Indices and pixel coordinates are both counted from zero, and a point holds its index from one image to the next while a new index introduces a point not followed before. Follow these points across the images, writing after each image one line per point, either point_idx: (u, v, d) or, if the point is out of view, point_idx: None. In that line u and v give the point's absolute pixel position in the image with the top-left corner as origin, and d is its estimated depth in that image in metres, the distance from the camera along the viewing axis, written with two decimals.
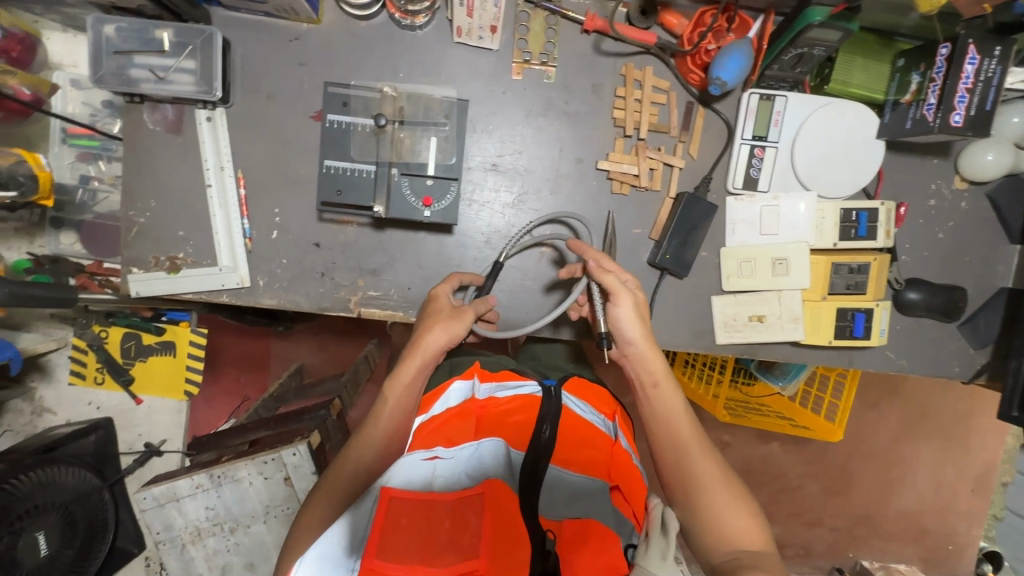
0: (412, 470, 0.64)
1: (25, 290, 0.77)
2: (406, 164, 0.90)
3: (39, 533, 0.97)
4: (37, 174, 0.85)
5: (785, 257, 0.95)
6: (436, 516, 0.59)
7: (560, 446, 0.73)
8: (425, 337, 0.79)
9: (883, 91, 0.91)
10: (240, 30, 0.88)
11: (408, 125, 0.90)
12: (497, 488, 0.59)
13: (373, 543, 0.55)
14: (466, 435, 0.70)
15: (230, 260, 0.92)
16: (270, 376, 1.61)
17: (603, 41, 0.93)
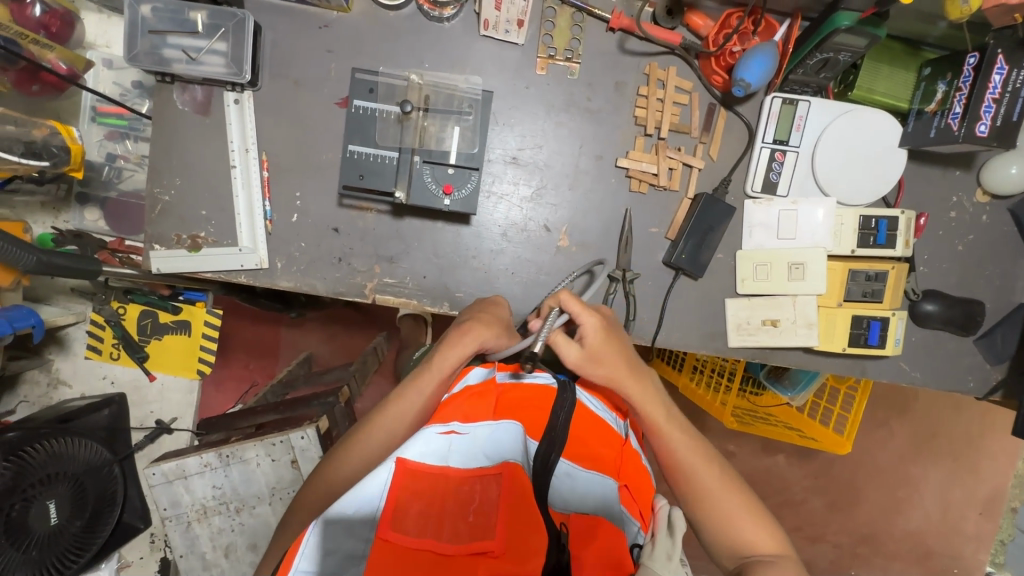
0: (429, 442, 0.64)
1: (50, 258, 0.80)
2: (428, 153, 0.90)
3: (51, 502, 0.99)
4: (70, 146, 0.87)
5: (802, 262, 0.95)
6: (450, 493, 0.60)
7: (574, 439, 0.71)
8: (474, 328, 0.75)
9: (908, 100, 0.91)
10: (272, 15, 0.90)
11: (432, 115, 0.91)
12: (514, 472, 0.60)
13: (388, 514, 0.57)
14: (484, 414, 0.67)
15: (250, 242, 0.94)
16: (279, 363, 1.63)
17: (628, 39, 0.94)
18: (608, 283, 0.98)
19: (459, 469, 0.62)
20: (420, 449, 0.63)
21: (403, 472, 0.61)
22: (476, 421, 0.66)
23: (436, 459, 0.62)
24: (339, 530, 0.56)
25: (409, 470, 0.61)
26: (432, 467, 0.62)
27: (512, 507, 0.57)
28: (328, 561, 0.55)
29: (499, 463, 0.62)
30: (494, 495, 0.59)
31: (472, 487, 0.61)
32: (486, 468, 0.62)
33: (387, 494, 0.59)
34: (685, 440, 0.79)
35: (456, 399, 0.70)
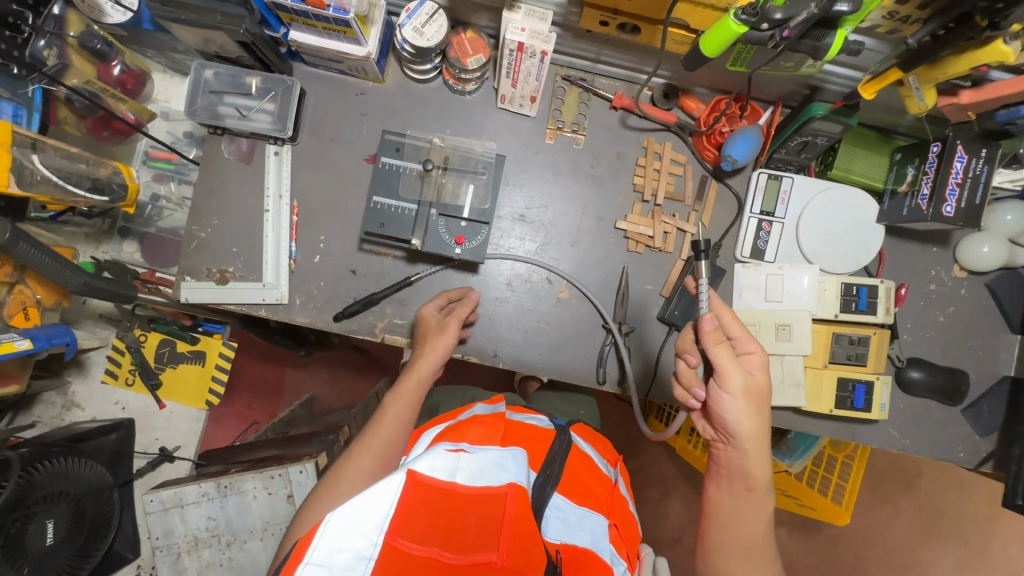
0: (438, 457, 0.67)
1: (96, 282, 0.87)
2: (444, 206, 0.99)
3: (49, 521, 0.98)
4: (128, 184, 0.94)
5: (789, 323, 0.99)
6: (456, 506, 0.63)
7: (568, 476, 0.78)
8: (435, 342, 0.88)
9: (882, 180, 1.00)
10: (316, 83, 1.02)
11: (452, 174, 1.01)
12: (520, 496, 0.64)
13: (398, 521, 0.59)
14: (493, 442, 0.73)
15: (274, 279, 1.01)
16: (281, 403, 1.65)
17: (628, 117, 1.05)
18: (605, 335, 1.03)
19: (465, 486, 0.65)
20: (430, 462, 0.65)
21: (413, 482, 0.62)
22: (483, 446, 0.72)
23: (445, 473, 0.65)
24: (349, 529, 0.57)
25: (418, 481, 0.63)
26: (438, 481, 0.64)
27: (519, 528, 0.62)
28: (339, 557, 0.56)
29: (504, 484, 0.66)
30: (500, 515, 0.63)
31: (479, 504, 0.64)
32: (493, 488, 0.66)
33: (398, 503, 0.60)
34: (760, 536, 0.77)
35: (473, 424, 0.77)
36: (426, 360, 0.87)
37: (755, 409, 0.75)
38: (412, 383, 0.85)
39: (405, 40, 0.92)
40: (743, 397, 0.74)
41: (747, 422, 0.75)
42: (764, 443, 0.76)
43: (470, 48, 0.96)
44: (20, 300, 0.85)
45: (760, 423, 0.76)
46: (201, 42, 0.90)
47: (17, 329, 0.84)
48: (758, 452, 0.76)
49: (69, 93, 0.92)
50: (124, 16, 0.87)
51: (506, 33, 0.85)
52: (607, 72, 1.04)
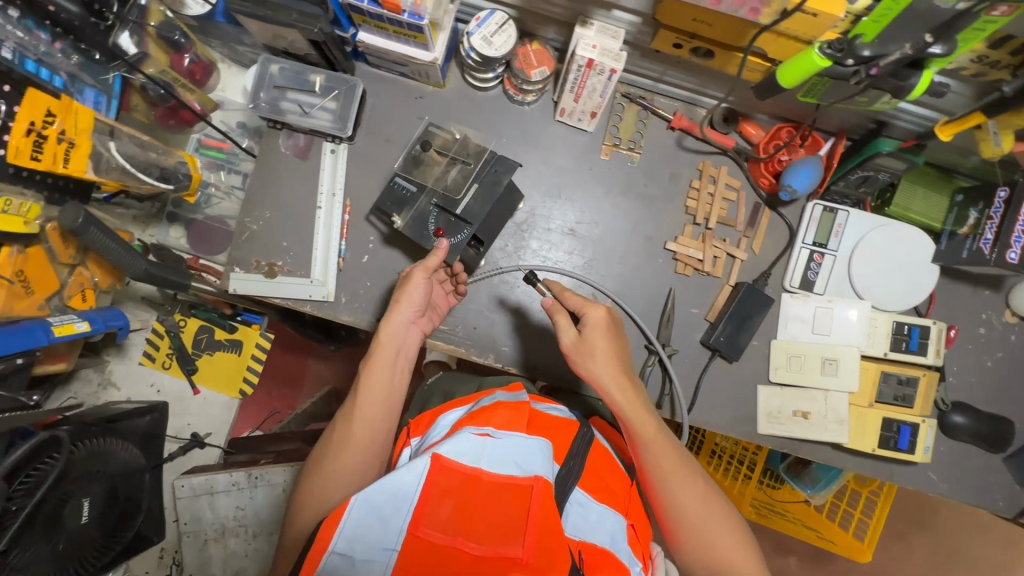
0: (463, 441, 0.67)
1: (159, 272, 0.89)
2: (444, 198, 0.96)
3: (85, 500, 0.98)
4: (193, 176, 0.95)
5: (836, 357, 0.99)
6: (479, 495, 0.65)
7: (589, 470, 0.77)
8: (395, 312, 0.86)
9: (941, 221, 0.99)
10: (376, 83, 1.03)
11: (462, 169, 0.99)
12: (544, 491, 0.65)
13: (421, 512, 0.62)
14: (519, 428, 0.72)
15: (321, 276, 1.01)
16: (302, 394, 1.64)
17: (685, 138, 1.05)
18: (646, 355, 1.02)
19: (490, 473, 0.67)
20: (455, 447, 0.67)
21: (437, 468, 0.65)
22: (509, 431, 0.71)
23: (470, 459, 0.66)
24: (373, 517, 0.61)
25: (442, 466, 0.65)
26: (462, 465, 0.66)
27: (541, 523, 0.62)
28: (362, 545, 0.60)
29: (531, 476, 0.67)
30: (524, 508, 0.64)
31: (504, 493, 0.66)
32: (519, 479, 0.67)
33: (421, 491, 0.63)
34: (673, 458, 0.82)
35: (498, 406, 0.75)
36: (391, 336, 0.85)
37: (606, 358, 0.84)
38: (388, 365, 0.84)
39: (472, 48, 0.92)
40: (582, 357, 0.85)
41: (596, 370, 0.83)
42: (621, 385, 0.83)
43: (536, 60, 0.95)
44: (80, 281, 0.84)
45: (611, 373, 0.83)
46: (270, 37, 0.90)
47: (73, 310, 0.84)
48: (622, 396, 0.83)
49: (145, 83, 0.92)
50: (202, 8, 0.88)
51: (577, 49, 0.85)
52: (667, 92, 1.03)
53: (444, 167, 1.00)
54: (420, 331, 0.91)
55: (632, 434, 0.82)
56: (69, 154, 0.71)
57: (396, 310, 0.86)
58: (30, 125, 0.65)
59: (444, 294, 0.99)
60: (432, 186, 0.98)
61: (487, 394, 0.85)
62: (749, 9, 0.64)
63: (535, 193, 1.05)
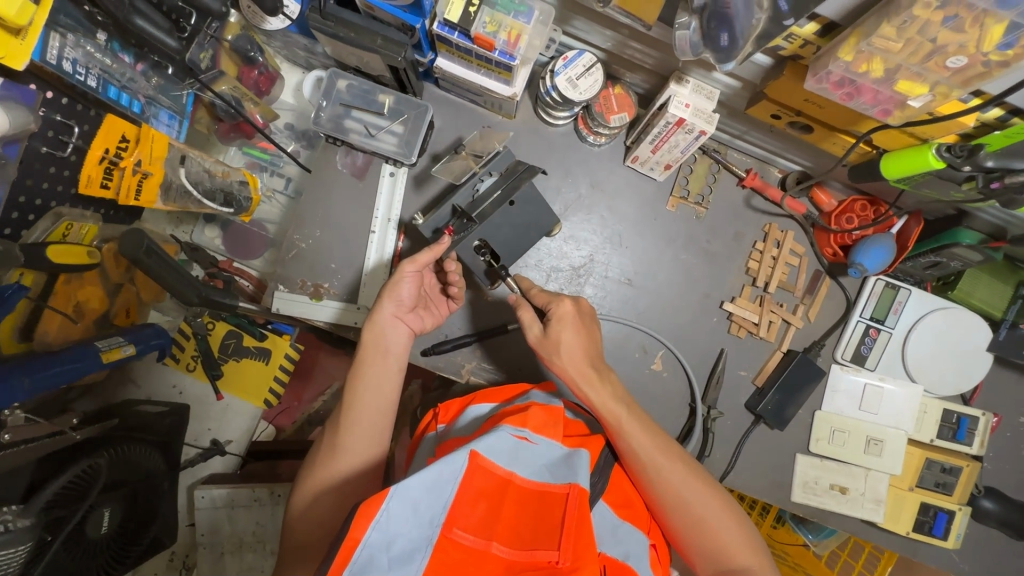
0: (500, 441, 0.65)
1: (211, 296, 0.87)
2: (467, 201, 0.85)
3: (106, 511, 0.93)
4: (254, 198, 0.91)
5: (881, 438, 0.99)
6: (511, 500, 0.62)
7: (612, 486, 0.76)
8: (377, 311, 0.80)
9: (1002, 310, 0.98)
10: (444, 107, 0.98)
11: (502, 176, 0.86)
12: (582, 498, 0.62)
13: (456, 512, 0.58)
14: (554, 433, 0.72)
15: (367, 303, 0.97)
16: (308, 388, 1.51)
17: (753, 197, 1.02)
18: (690, 414, 1.01)
19: (524, 479, 0.64)
20: (491, 446, 0.64)
21: (474, 467, 0.61)
22: (546, 437, 0.70)
23: (505, 461, 0.64)
24: (409, 512, 0.56)
25: (479, 465, 0.62)
26: (498, 468, 0.63)
27: (576, 530, 0.59)
28: (396, 545, 0.54)
29: (566, 484, 0.64)
30: (558, 514, 0.61)
31: (538, 500, 0.63)
32: (553, 487, 0.64)
33: (458, 487, 0.59)
34: (654, 445, 0.76)
35: (531, 407, 0.75)
36: (376, 331, 0.80)
37: (575, 349, 0.79)
38: (376, 368, 0.78)
39: (554, 88, 0.88)
40: (546, 351, 0.81)
41: (564, 357, 0.79)
42: (588, 371, 0.79)
43: (616, 105, 0.91)
44: (126, 301, 0.88)
45: (576, 363, 0.79)
46: (344, 55, 0.85)
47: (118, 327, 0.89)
48: (589, 384, 0.79)
49: (215, 98, 0.87)
50: (284, 24, 0.81)
51: (668, 105, 0.80)
52: (742, 148, 1.00)
53: (475, 176, 0.87)
54: (408, 328, 0.83)
55: (607, 423, 0.77)
56: (139, 185, 0.78)
57: (378, 306, 0.80)
58: (105, 152, 0.72)
59: (448, 304, 0.93)
60: (465, 189, 0.86)
61: (521, 392, 0.85)
62: (879, 109, 0.61)
63: (594, 237, 1.02)
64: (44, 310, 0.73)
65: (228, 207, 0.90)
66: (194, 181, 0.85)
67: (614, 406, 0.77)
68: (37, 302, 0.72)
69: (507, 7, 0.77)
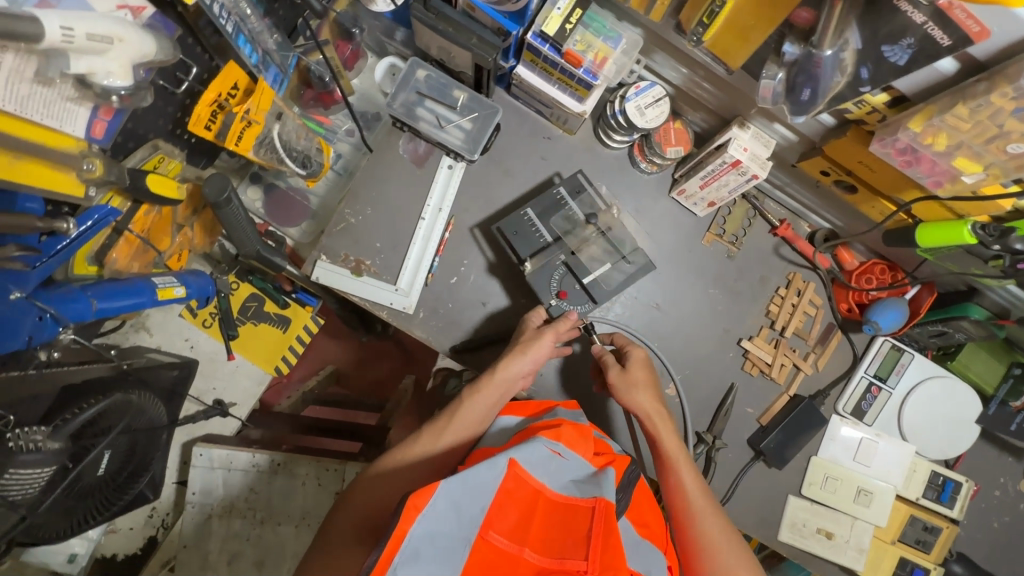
0: (535, 452, 0.65)
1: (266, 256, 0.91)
2: (576, 262, 0.97)
3: (107, 453, 0.91)
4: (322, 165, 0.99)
5: (871, 491, 1.04)
6: (541, 510, 0.62)
7: (632, 503, 0.76)
8: (513, 356, 0.87)
9: (993, 386, 1.05)
10: (510, 112, 1.03)
11: (603, 242, 1.00)
12: (609, 511, 0.60)
13: (491, 516, 0.58)
14: (583, 451, 0.71)
15: (407, 286, 0.99)
16: (301, 367, 1.53)
17: (782, 246, 1.08)
18: (695, 442, 1.05)
19: (555, 492, 0.63)
20: (528, 456, 0.64)
21: (512, 476, 0.61)
22: (577, 454, 0.70)
23: (538, 472, 0.64)
24: (452, 512, 0.57)
25: (515, 473, 0.62)
26: (532, 479, 0.63)
27: (604, 541, 0.57)
28: (439, 540, 0.56)
29: (593, 497, 0.62)
30: (585, 526, 0.59)
31: (566, 512, 0.61)
32: (579, 500, 0.62)
33: (495, 493, 0.60)
34: (698, 484, 0.83)
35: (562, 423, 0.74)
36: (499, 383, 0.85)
37: (648, 387, 0.91)
38: (483, 403, 0.83)
39: (623, 112, 0.93)
40: (623, 386, 0.91)
41: (640, 396, 0.90)
42: (655, 404, 0.90)
43: (674, 138, 0.97)
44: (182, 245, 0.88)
45: (652, 401, 0.90)
46: (433, 48, 0.89)
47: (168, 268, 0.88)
48: (658, 421, 0.89)
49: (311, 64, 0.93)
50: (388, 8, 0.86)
51: (728, 146, 0.86)
52: (780, 199, 1.07)
53: (584, 231, 0.99)
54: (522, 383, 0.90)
55: (664, 455, 0.86)
56: (242, 133, 0.74)
57: (511, 362, 0.86)
58: (218, 96, 0.70)
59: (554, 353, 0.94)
60: (565, 244, 0.97)
61: (545, 409, 0.85)
62: (932, 180, 0.68)
63: None
64: (120, 236, 0.76)
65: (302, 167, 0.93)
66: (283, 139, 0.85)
67: (670, 443, 0.87)
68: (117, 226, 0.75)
69: (599, 31, 0.83)
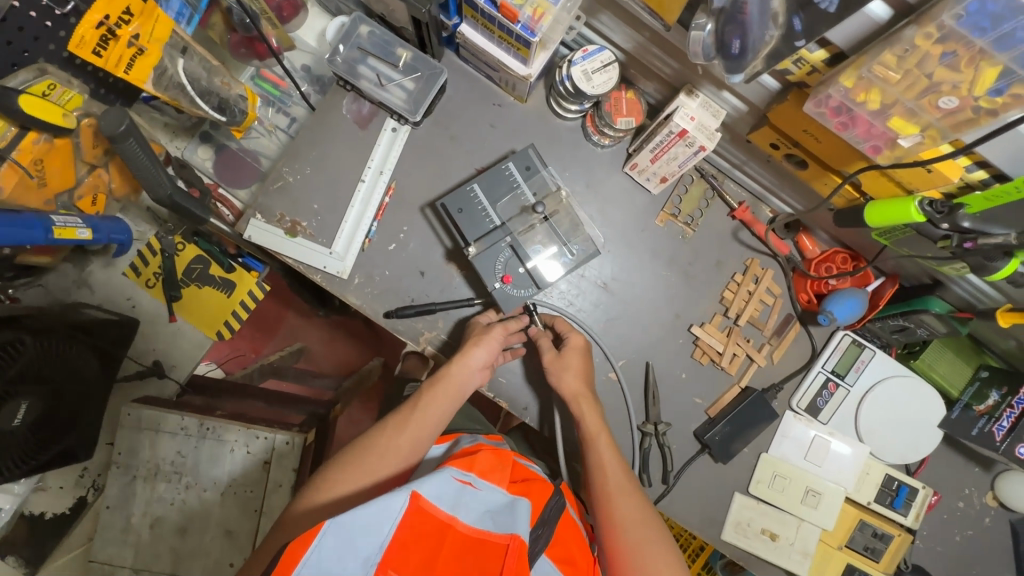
0: (444, 485, 0.62)
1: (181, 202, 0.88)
2: (519, 243, 0.90)
3: (23, 402, 0.89)
4: (248, 114, 0.94)
5: (820, 491, 0.98)
6: (449, 547, 0.57)
7: (557, 539, 0.71)
8: (471, 351, 0.86)
9: (959, 389, 0.99)
10: (460, 76, 0.99)
11: (548, 229, 0.92)
12: (523, 550, 0.58)
13: (392, 552, 0.54)
14: (500, 483, 0.68)
15: (342, 250, 0.96)
16: (270, 342, 1.53)
17: (741, 230, 1.03)
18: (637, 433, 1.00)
19: (466, 526, 0.59)
20: (435, 489, 0.61)
21: (415, 509, 0.58)
22: (490, 484, 0.67)
23: (447, 505, 0.60)
24: (342, 550, 0.51)
25: (420, 506, 0.58)
26: (440, 512, 0.59)
27: None
28: None
29: (508, 534, 0.60)
30: (495, 566, 0.57)
31: (476, 551, 0.58)
32: (493, 536, 0.59)
33: (398, 527, 0.55)
34: (616, 465, 0.83)
35: (481, 450, 0.73)
36: (452, 381, 0.84)
37: (580, 373, 0.91)
38: (442, 399, 0.82)
39: (569, 77, 0.89)
40: (554, 370, 0.91)
41: (567, 381, 0.90)
42: (583, 390, 0.90)
43: (625, 109, 0.93)
44: (94, 185, 0.90)
45: (579, 386, 0.90)
46: (372, 0, 0.86)
47: (79, 210, 0.89)
48: (580, 403, 0.89)
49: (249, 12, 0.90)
50: None
51: (674, 114, 0.81)
52: (740, 180, 1.02)
53: (527, 214, 0.91)
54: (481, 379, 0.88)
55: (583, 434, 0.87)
56: (135, 60, 0.76)
57: (467, 352, 0.86)
58: (104, 18, 0.71)
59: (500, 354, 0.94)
60: (510, 228, 0.90)
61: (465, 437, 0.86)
62: (870, 145, 0.63)
63: None
64: (5, 162, 0.74)
65: (223, 114, 0.91)
66: (188, 76, 0.85)
67: (592, 423, 0.87)
68: (1, 152, 0.73)
69: None
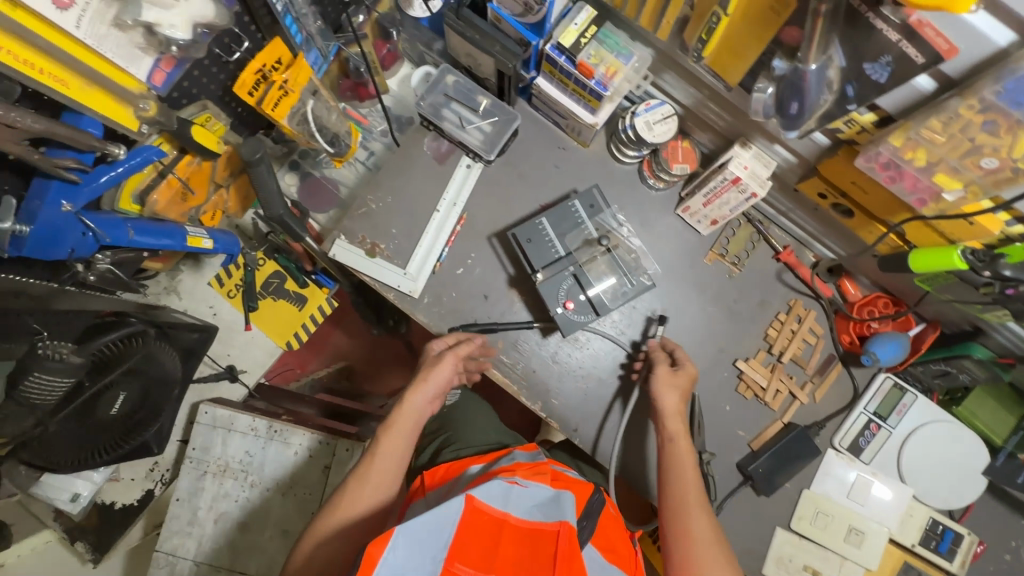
0: (491, 486, 0.63)
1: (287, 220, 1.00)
2: (581, 271, 0.99)
3: (121, 393, 0.98)
4: (349, 146, 1.06)
5: (863, 530, 1.00)
6: (507, 538, 0.58)
7: (600, 531, 0.74)
8: (410, 397, 0.90)
9: (1003, 438, 1.01)
10: (530, 122, 1.10)
11: (610, 261, 1.02)
12: (572, 534, 0.58)
13: (456, 545, 0.56)
14: (544, 481, 0.71)
15: (415, 272, 1.05)
16: (317, 359, 1.59)
17: (785, 272, 1.09)
18: None
19: (519, 518, 0.60)
20: (486, 489, 0.62)
21: (469, 508, 0.59)
22: (536, 480, 0.69)
23: (499, 503, 0.61)
24: (413, 550, 0.54)
25: (473, 506, 0.59)
26: (493, 508, 0.60)
27: (570, 566, 0.55)
28: None
29: (557, 521, 0.60)
30: (549, 550, 0.57)
31: (530, 538, 0.58)
32: (545, 524, 0.59)
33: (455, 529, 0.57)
34: (694, 477, 0.86)
35: (519, 466, 0.78)
36: (407, 415, 0.88)
37: (680, 391, 0.95)
38: (394, 447, 0.84)
39: (632, 126, 0.99)
40: (659, 382, 0.95)
41: (666, 394, 0.94)
42: (678, 410, 0.93)
43: (681, 156, 1.02)
44: (217, 203, 1.04)
45: (672, 398, 0.94)
46: (462, 55, 0.99)
47: (203, 223, 1.03)
48: (670, 415, 0.93)
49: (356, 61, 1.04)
50: (424, 13, 1.01)
51: (729, 163, 0.90)
52: (785, 226, 1.09)
53: (591, 247, 1.01)
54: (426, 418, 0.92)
55: (671, 446, 0.91)
56: (279, 100, 0.91)
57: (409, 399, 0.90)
58: (262, 66, 0.88)
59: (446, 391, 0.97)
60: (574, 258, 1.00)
61: (505, 453, 0.89)
62: (916, 197, 0.71)
63: None
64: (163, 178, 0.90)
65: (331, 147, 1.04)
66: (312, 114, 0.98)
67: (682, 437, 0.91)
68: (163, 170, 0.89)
69: (612, 47, 0.90)
